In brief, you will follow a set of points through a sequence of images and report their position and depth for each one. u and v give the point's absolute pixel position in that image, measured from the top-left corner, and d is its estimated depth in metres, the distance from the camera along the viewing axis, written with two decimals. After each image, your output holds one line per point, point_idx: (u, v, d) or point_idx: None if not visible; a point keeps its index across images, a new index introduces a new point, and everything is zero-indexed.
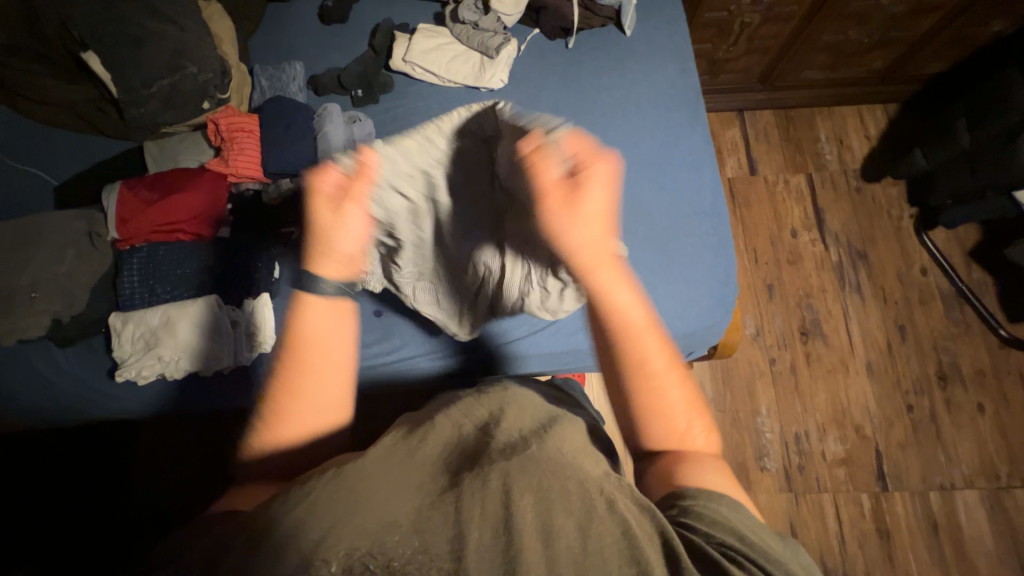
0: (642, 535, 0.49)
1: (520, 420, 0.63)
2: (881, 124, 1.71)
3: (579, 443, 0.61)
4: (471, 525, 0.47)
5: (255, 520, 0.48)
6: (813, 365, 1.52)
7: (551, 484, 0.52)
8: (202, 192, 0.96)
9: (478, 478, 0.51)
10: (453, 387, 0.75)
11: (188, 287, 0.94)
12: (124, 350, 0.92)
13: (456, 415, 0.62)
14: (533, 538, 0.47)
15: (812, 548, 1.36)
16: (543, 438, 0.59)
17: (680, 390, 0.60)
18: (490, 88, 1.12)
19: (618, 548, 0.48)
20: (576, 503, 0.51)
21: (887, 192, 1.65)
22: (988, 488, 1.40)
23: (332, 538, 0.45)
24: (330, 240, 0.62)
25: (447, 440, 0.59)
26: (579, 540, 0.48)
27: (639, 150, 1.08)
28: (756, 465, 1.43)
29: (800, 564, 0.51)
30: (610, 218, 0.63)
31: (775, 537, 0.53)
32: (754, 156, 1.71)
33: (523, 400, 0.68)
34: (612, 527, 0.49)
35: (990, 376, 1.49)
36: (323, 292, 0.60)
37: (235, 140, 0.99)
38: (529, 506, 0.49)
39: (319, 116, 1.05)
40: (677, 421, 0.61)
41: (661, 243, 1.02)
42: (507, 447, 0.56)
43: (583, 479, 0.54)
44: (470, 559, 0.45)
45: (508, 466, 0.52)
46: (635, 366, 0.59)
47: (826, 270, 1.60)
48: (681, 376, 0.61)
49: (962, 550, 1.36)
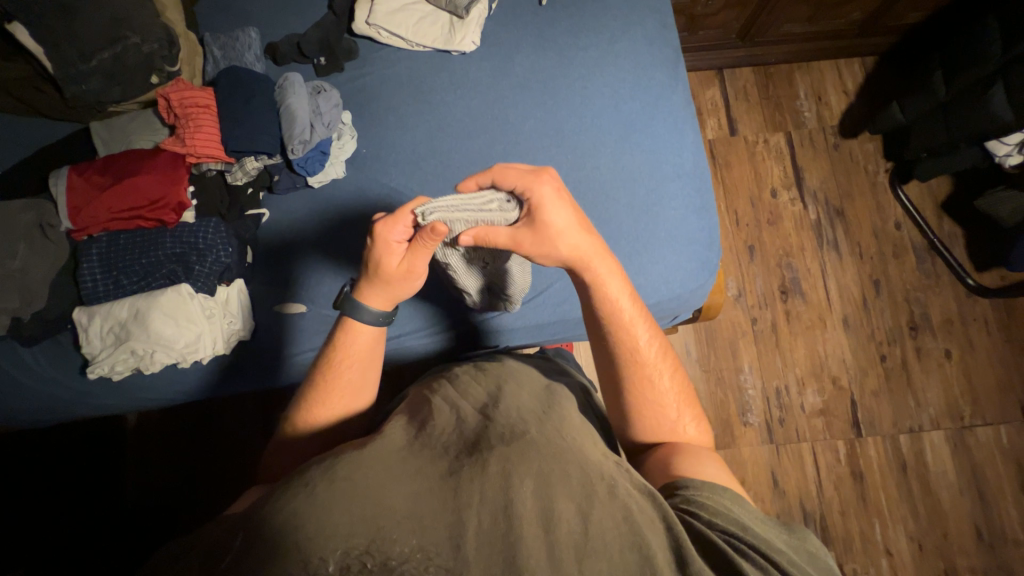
0: (642, 519, 0.50)
1: (518, 399, 0.64)
2: (858, 79, 1.70)
3: (576, 423, 0.62)
4: (469, 511, 0.47)
5: (244, 515, 0.47)
6: (793, 322, 1.56)
7: (551, 467, 0.52)
8: (157, 172, 0.90)
9: (476, 464, 0.52)
10: (450, 367, 0.76)
11: (155, 277, 0.89)
12: (94, 346, 0.88)
13: (454, 397, 0.64)
14: (534, 525, 0.47)
15: (791, 493, 1.44)
16: (541, 418, 0.60)
17: (670, 379, 0.70)
18: (461, 52, 1.06)
19: (620, 532, 0.48)
20: (577, 487, 0.51)
21: (863, 148, 1.66)
22: (952, 427, 1.49)
23: (331, 527, 0.44)
24: (398, 287, 0.71)
25: (448, 423, 0.59)
26: (580, 526, 0.48)
27: (619, 114, 1.05)
28: (739, 420, 1.49)
29: (796, 546, 0.55)
30: (586, 241, 0.69)
31: (774, 525, 0.56)
32: (734, 116, 1.69)
33: (517, 377, 0.70)
34: (614, 510, 0.50)
35: (957, 324, 1.56)
36: (378, 323, 0.73)
37: (190, 117, 0.92)
38: (528, 489, 0.49)
39: (281, 87, 0.98)
40: (669, 413, 0.70)
41: (645, 208, 1.01)
42: (505, 430, 0.56)
43: (583, 462, 0.54)
44: (469, 545, 0.45)
45: (508, 450, 0.53)
46: (632, 356, 0.70)
47: (805, 229, 1.62)
48: (670, 367, 0.71)
49: (929, 486, 1.45)
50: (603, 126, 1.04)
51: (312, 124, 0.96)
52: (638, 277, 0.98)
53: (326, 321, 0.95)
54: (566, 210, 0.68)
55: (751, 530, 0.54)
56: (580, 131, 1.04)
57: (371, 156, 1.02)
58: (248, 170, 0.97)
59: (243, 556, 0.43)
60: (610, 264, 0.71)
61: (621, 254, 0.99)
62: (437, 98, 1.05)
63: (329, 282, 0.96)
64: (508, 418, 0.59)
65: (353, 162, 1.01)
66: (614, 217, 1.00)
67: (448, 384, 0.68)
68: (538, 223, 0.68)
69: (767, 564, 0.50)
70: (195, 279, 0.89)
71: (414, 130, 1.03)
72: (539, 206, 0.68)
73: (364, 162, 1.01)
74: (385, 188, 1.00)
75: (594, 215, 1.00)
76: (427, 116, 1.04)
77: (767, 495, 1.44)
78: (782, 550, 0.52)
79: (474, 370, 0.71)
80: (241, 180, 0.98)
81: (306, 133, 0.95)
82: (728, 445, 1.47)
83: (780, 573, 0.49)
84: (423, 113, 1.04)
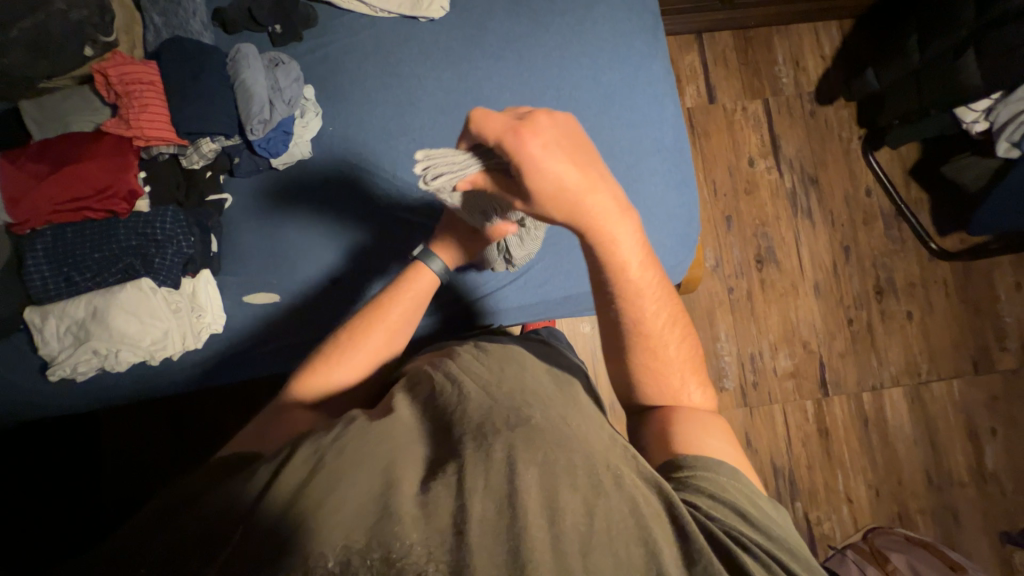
0: (648, 514, 0.50)
1: (521, 384, 0.64)
2: (836, 43, 1.68)
3: (579, 411, 0.63)
4: (474, 497, 0.47)
5: (248, 498, 0.48)
6: (767, 290, 1.60)
7: (555, 456, 0.52)
8: (100, 157, 0.82)
9: (480, 448, 0.52)
10: (454, 347, 0.77)
11: (111, 271, 0.83)
12: (52, 347, 0.83)
13: (456, 374, 0.65)
14: (539, 516, 0.47)
15: (763, 451, 1.53)
16: (546, 406, 0.61)
17: (676, 347, 0.70)
18: (429, 18, 1.00)
19: (627, 527, 0.49)
20: (583, 476, 0.52)
21: (838, 115, 1.67)
22: (910, 383, 1.59)
23: (337, 499, 0.46)
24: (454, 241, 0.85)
25: (451, 403, 0.60)
26: (585, 518, 0.48)
27: (597, 85, 1.01)
28: (715, 386, 1.55)
29: (779, 518, 0.59)
30: (597, 196, 0.56)
31: (765, 502, 0.59)
32: (713, 83, 1.66)
33: (523, 362, 0.71)
34: (620, 504, 0.50)
35: (919, 286, 1.63)
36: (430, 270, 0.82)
37: (132, 94, 0.84)
38: (533, 478, 0.50)
39: (233, 59, 0.90)
40: (673, 380, 0.71)
41: (625, 185, 0.99)
42: (509, 414, 0.57)
43: (588, 452, 0.55)
44: (472, 531, 0.44)
45: (513, 436, 0.53)
46: (643, 328, 0.68)
47: (780, 197, 1.64)
48: (681, 332, 0.71)
49: (887, 438, 1.56)
50: (582, 98, 1.00)
51: (270, 102, 0.89)
52: None
53: (302, 311, 0.92)
54: (562, 157, 0.53)
55: (750, 520, 0.55)
56: (558, 103, 1.00)
57: (339, 134, 0.96)
58: (205, 153, 0.90)
59: (247, 538, 0.44)
60: (626, 217, 0.59)
61: None
62: (405, 70, 0.99)
63: (304, 269, 0.93)
64: (513, 402, 0.59)
65: (319, 142, 0.96)
66: None
67: (451, 361, 0.69)
68: (529, 181, 0.54)
69: (763, 553, 0.52)
70: (156, 272, 0.84)
71: (383, 104, 0.98)
72: (522, 159, 0.53)
73: (331, 140, 0.96)
74: (355, 167, 0.95)
75: None
76: (396, 89, 0.98)
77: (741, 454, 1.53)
78: (775, 532, 0.55)
79: (477, 351, 0.72)
80: (198, 164, 0.90)
81: (265, 112, 0.88)
82: None
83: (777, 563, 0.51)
84: (391, 87, 0.98)
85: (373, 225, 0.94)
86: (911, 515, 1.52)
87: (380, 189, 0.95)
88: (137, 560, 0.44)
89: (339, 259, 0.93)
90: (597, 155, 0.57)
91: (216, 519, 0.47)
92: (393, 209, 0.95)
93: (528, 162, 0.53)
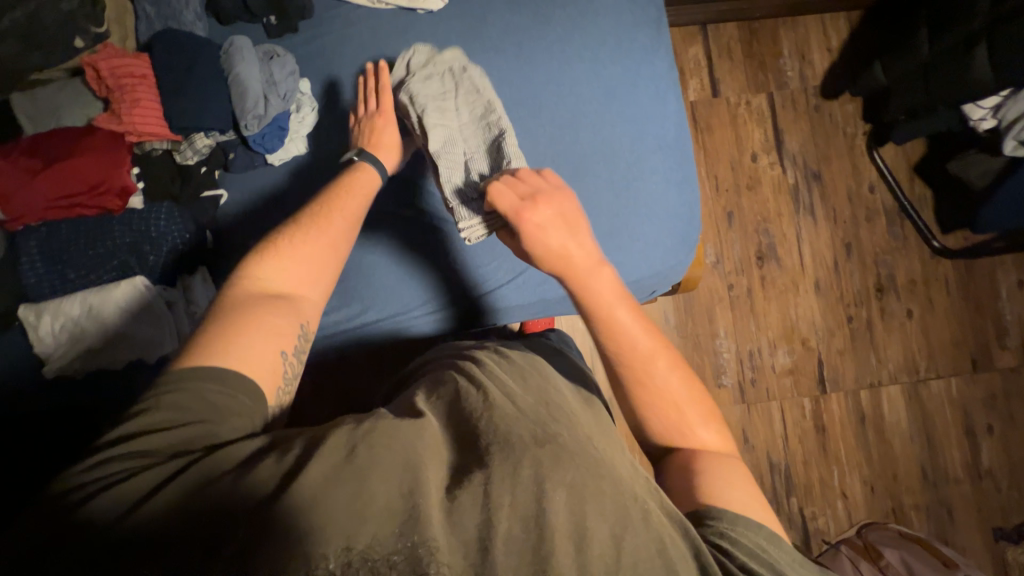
0: (676, 552, 0.51)
1: (546, 394, 0.63)
2: (843, 36, 1.65)
3: (606, 428, 0.62)
4: (501, 520, 0.47)
5: (264, 476, 0.49)
6: (768, 286, 1.60)
7: (585, 481, 0.51)
8: (91, 152, 0.81)
9: (507, 465, 0.50)
10: (477, 349, 0.75)
11: (105, 268, 0.83)
12: (46, 345, 0.81)
13: (481, 379, 0.62)
14: (566, 543, 0.48)
15: (759, 446, 1.54)
16: (571, 420, 0.59)
17: (674, 384, 0.69)
18: (428, 10, 0.97)
19: (652, 563, 0.49)
20: (610, 505, 0.51)
21: (844, 110, 1.65)
22: (908, 381, 1.59)
23: (367, 494, 0.47)
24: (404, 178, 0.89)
25: (476, 407, 0.58)
26: (610, 547, 0.49)
27: (599, 80, 0.99)
28: (714, 382, 1.55)
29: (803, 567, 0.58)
30: (578, 251, 0.71)
31: (788, 550, 0.59)
32: (717, 76, 1.63)
33: (543, 370, 0.69)
34: (648, 541, 0.50)
35: (921, 284, 1.62)
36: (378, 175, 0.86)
37: (124, 89, 0.82)
38: (562, 502, 0.49)
39: (227, 53, 0.88)
40: (685, 413, 0.68)
41: (625, 182, 0.97)
42: (537, 431, 0.54)
43: (618, 479, 0.53)
44: (498, 551, 0.46)
45: (541, 455, 0.52)
46: (627, 360, 0.69)
47: (782, 193, 1.62)
48: (677, 371, 0.70)
49: (884, 435, 1.57)
50: (583, 94, 0.98)
51: (265, 98, 0.87)
52: (618, 255, 0.97)
53: None
54: (544, 224, 0.70)
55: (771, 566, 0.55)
56: (559, 100, 0.98)
57: (336, 130, 0.95)
58: (198, 148, 0.88)
59: (267, 520, 0.45)
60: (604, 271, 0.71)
61: (603, 232, 0.97)
62: None
63: None
64: (539, 415, 0.58)
65: (315, 137, 0.95)
66: (593, 194, 0.97)
67: (475, 364, 0.66)
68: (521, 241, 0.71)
69: None
70: (150, 269, 0.85)
71: None
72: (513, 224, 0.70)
73: (327, 136, 0.95)
74: None
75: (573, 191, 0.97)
76: None
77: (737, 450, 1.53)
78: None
79: (499, 356, 0.71)
80: (192, 160, 0.89)
81: (260, 108, 0.86)
82: None
83: None
84: (390, 81, 0.96)
85: (377, 228, 0.99)
86: (905, 511, 1.53)
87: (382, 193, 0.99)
88: (178, 521, 0.47)
89: None
90: (583, 222, 0.73)
91: (240, 499, 0.47)
92: (396, 212, 0.99)
93: (528, 229, 0.70)
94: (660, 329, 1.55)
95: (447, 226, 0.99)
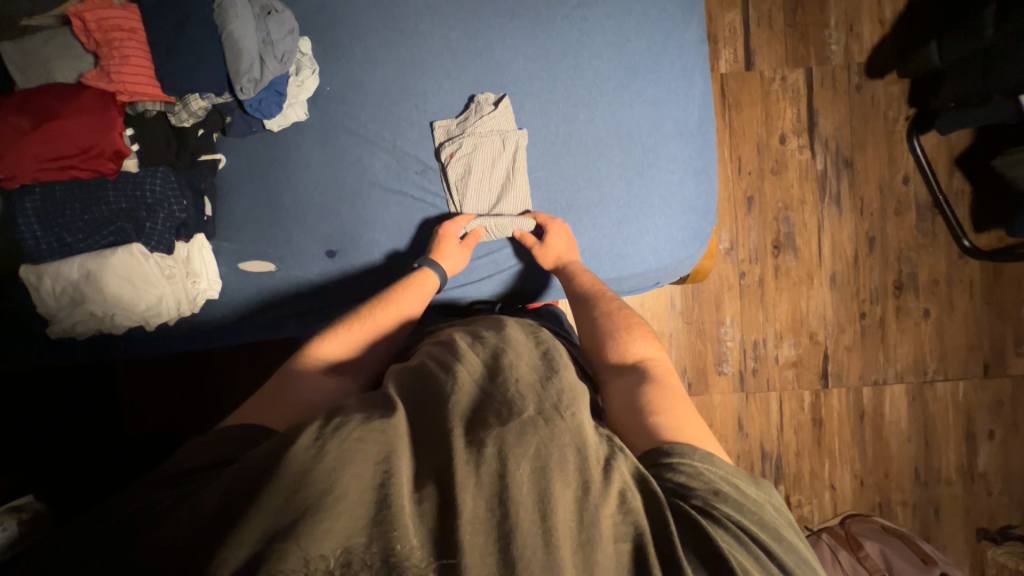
0: (638, 505, 0.51)
1: (518, 369, 0.61)
2: (898, 6, 1.50)
3: (576, 390, 0.60)
4: (465, 495, 0.47)
5: (240, 480, 0.49)
6: (781, 277, 1.54)
7: (548, 451, 0.51)
8: (81, 115, 0.78)
9: (473, 445, 0.50)
10: (452, 333, 0.74)
11: (102, 234, 0.82)
12: (48, 306, 0.82)
13: (451, 363, 0.62)
14: (531, 514, 0.47)
15: (753, 436, 1.54)
16: (541, 392, 0.57)
17: (643, 345, 0.75)
18: None
19: (616, 525, 0.49)
20: (572, 472, 0.51)
21: (888, 91, 1.52)
22: (914, 381, 1.56)
23: (340, 487, 0.46)
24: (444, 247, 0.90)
25: (444, 394, 0.57)
26: (575, 514, 0.49)
27: (621, 55, 0.91)
28: (714, 369, 1.54)
29: (755, 487, 0.58)
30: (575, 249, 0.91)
31: (744, 476, 0.59)
32: (752, 47, 1.50)
33: (517, 346, 0.67)
34: (610, 501, 0.50)
35: (943, 284, 1.56)
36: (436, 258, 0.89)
37: (114, 44, 0.80)
38: (526, 473, 0.49)
39: (219, 6, 0.82)
40: (659, 373, 0.71)
41: (640, 168, 0.92)
42: (502, 409, 0.54)
43: (582, 443, 0.53)
44: (465, 523, 0.46)
45: (505, 432, 0.51)
46: (606, 321, 0.80)
47: (809, 179, 1.53)
48: (642, 334, 0.78)
49: (880, 433, 1.56)
50: (602, 69, 0.91)
51: (261, 57, 0.82)
52: (625, 246, 0.94)
53: (298, 282, 0.92)
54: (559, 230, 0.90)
55: (722, 496, 0.55)
56: (576, 75, 0.91)
57: (337, 96, 0.91)
58: (194, 111, 0.86)
59: (238, 522, 0.46)
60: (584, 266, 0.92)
61: (611, 221, 0.93)
62: (410, 25, 0.90)
63: (300, 239, 0.92)
64: (506, 392, 0.57)
65: (316, 102, 0.91)
66: (605, 179, 0.92)
67: (447, 351, 0.66)
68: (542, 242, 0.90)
69: (732, 525, 0.52)
70: (148, 237, 0.84)
71: (383, 65, 0.90)
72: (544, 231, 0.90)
73: (328, 102, 0.91)
74: (352, 135, 0.91)
75: (582, 175, 0.92)
76: (398, 47, 0.90)
77: (731, 437, 1.55)
78: (747, 507, 0.55)
79: (474, 338, 0.70)
80: (188, 122, 0.87)
81: (255, 70, 0.82)
82: (701, 392, 1.54)
83: (742, 531, 0.52)
84: (393, 45, 0.90)
85: (368, 200, 0.91)
86: (892, 506, 1.55)
87: (376, 162, 0.91)
88: (168, 531, 0.48)
89: (339, 232, 0.91)
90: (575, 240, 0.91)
91: (225, 503, 0.48)
92: (391, 185, 0.92)
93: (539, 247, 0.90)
94: (665, 314, 1.53)
95: (445, 205, 0.93)
